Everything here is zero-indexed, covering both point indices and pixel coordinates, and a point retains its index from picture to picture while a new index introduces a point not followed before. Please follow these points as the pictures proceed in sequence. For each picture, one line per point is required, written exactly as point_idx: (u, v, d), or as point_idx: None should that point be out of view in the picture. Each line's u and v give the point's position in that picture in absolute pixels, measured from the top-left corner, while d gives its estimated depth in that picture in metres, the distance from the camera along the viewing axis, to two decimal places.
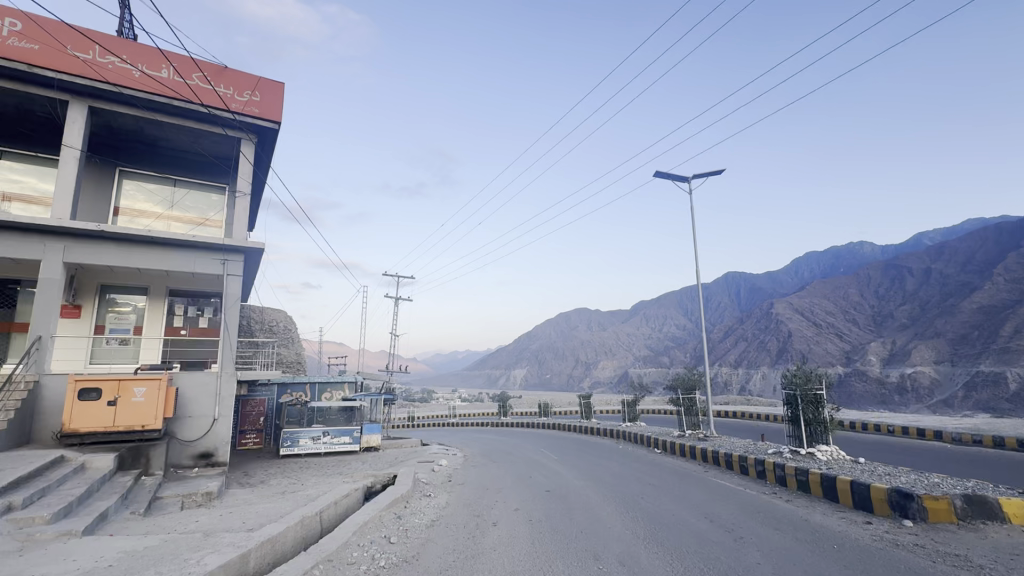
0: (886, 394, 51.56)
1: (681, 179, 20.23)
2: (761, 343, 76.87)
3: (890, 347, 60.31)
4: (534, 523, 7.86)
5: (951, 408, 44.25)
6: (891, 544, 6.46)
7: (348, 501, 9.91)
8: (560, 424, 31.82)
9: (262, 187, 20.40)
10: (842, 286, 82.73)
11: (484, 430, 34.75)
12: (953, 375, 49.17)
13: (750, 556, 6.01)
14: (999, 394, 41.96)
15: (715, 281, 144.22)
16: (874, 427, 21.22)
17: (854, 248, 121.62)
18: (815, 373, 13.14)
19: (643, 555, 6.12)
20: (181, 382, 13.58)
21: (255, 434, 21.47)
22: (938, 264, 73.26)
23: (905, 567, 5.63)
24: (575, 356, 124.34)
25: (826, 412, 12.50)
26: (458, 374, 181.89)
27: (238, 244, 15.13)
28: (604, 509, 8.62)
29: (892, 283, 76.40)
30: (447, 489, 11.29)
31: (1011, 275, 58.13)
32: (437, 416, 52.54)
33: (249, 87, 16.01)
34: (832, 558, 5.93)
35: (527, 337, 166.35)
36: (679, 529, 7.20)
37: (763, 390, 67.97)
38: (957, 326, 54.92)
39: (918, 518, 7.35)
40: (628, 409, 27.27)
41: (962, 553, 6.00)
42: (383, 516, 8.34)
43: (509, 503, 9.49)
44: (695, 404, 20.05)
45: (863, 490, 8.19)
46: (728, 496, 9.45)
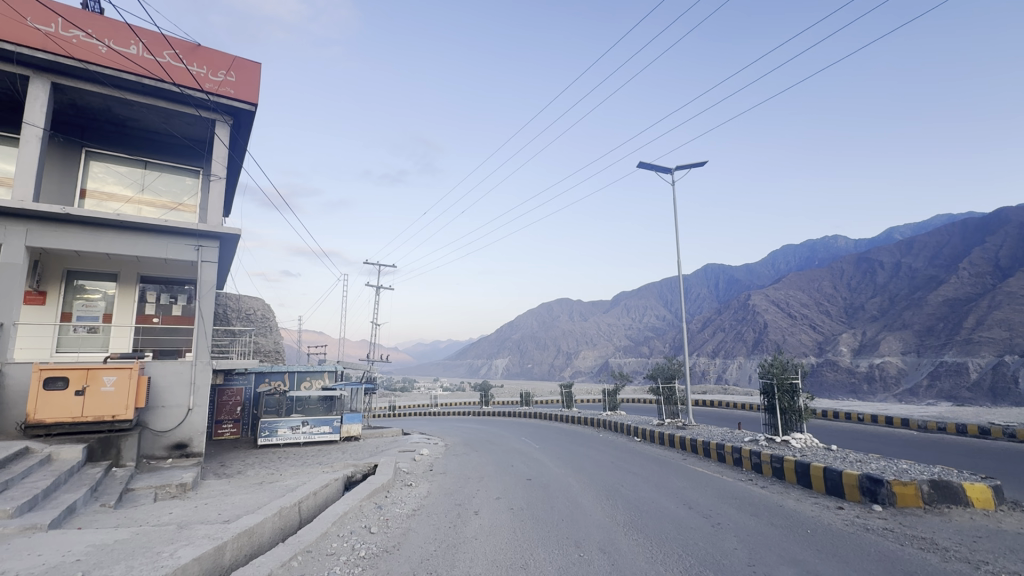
0: (856, 384, 53.24)
1: (664, 171, 20.25)
2: (737, 334, 78.47)
3: (860, 338, 62.24)
4: (515, 511, 7.88)
5: (916, 396, 46.03)
6: (861, 529, 6.64)
7: (328, 492, 9.77)
8: (541, 413, 31.96)
9: (238, 170, 19.82)
10: (816, 278, 84.75)
11: (466, 419, 34.76)
12: (919, 365, 51.00)
13: (728, 541, 6.13)
14: (961, 384, 43.91)
15: (695, 273, 146.37)
16: (845, 415, 21.86)
17: (829, 241, 124.44)
18: (791, 362, 13.42)
19: (623, 543, 6.18)
20: (154, 371, 13.21)
21: (232, 424, 21.07)
22: (908, 258, 75.52)
23: (874, 551, 5.81)
24: (556, 346, 125.14)
25: (801, 401, 12.82)
26: (440, 364, 181.97)
27: (214, 230, 14.65)
28: (584, 497, 8.67)
29: (864, 276, 78.58)
30: (428, 479, 11.21)
31: (975, 269, 60.30)
32: (419, 405, 52.38)
33: (224, 66, 15.44)
34: (805, 542, 6.09)
35: (509, 326, 166.66)
36: (658, 516, 7.31)
37: (739, 379, 69.66)
38: (923, 318, 56.93)
39: (887, 503, 7.60)
40: (609, 399, 27.49)
41: (929, 536, 6.23)
42: (364, 506, 8.27)
43: (490, 492, 9.47)
44: (674, 394, 20.25)
45: (835, 478, 8.44)
46: (707, 483, 9.64)
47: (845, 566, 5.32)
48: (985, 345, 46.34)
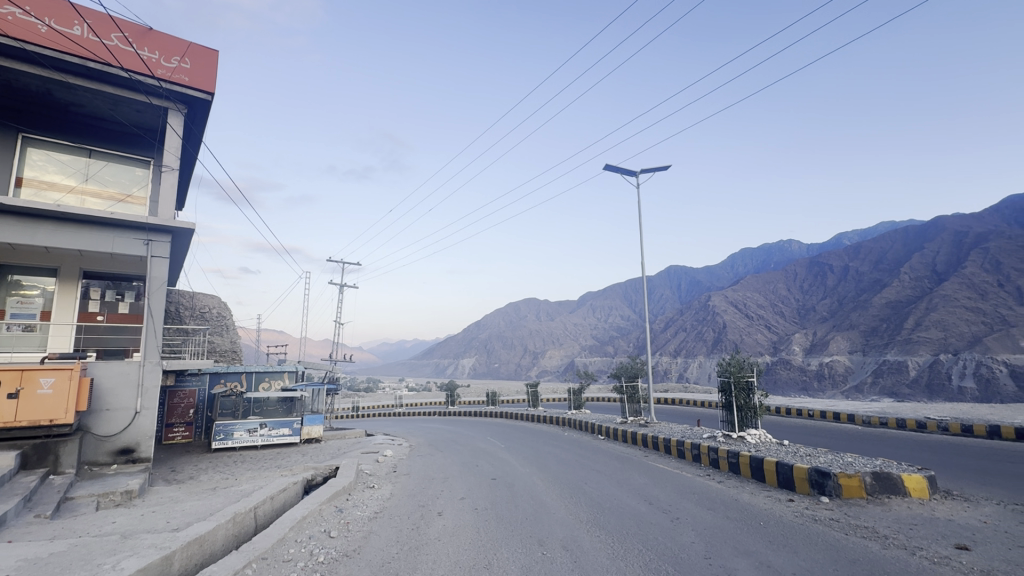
0: (807, 381, 55.87)
1: (629, 174, 20.63)
2: (698, 334, 80.87)
3: (812, 338, 65.32)
4: (479, 511, 7.86)
5: (862, 393, 48.70)
6: (810, 520, 6.97)
7: (285, 496, 9.46)
8: (507, 412, 32.01)
9: (193, 162, 18.96)
10: (772, 280, 88.31)
11: (432, 419, 34.50)
12: (864, 363, 53.90)
13: (686, 535, 6.32)
14: (902, 381, 46.81)
15: (658, 274, 149.91)
16: (796, 411, 22.89)
17: (784, 245, 129.84)
18: (747, 361, 13.95)
19: (585, 540, 6.26)
20: (97, 372, 12.47)
21: (184, 427, 20.15)
22: (855, 262, 79.75)
23: (821, 540, 6.11)
24: (523, 346, 125.56)
25: (755, 399, 13.38)
26: (406, 364, 179.66)
27: (165, 224, 13.93)
28: (548, 496, 8.74)
29: (816, 279, 82.51)
30: (392, 480, 11.04)
31: (915, 274, 64.29)
32: (383, 406, 51.56)
33: (178, 52, 14.73)
34: (759, 534, 6.33)
35: (476, 325, 166.12)
36: (620, 513, 7.45)
37: (699, 378, 71.80)
38: (868, 319, 60.24)
39: (833, 495, 7.99)
40: (574, 398, 27.87)
41: (870, 525, 6.60)
42: (324, 510, 8.05)
43: (454, 493, 9.43)
44: (637, 393, 20.69)
45: (787, 471, 8.82)
46: (667, 479, 9.91)
47: (793, 555, 5.57)
48: (923, 345, 49.46)
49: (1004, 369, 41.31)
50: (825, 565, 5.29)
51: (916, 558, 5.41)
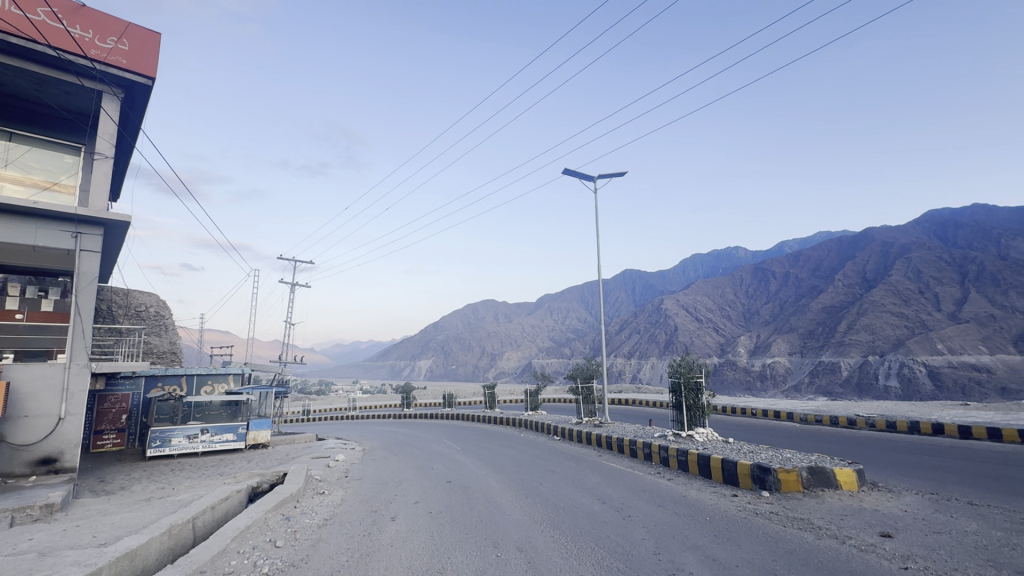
0: (751, 381, 58.83)
1: (587, 179, 21.00)
2: (651, 336, 83.45)
3: (756, 340, 68.82)
4: (433, 515, 7.76)
5: (800, 392, 51.74)
6: (752, 513, 7.31)
7: (228, 505, 8.99)
8: (464, 414, 31.86)
9: (129, 151, 17.75)
10: (720, 285, 92.31)
11: (386, 422, 33.86)
12: (802, 364, 57.26)
13: (637, 532, 6.49)
14: (835, 380, 50.13)
15: (614, 278, 153.53)
16: (741, 410, 24.02)
17: (731, 251, 136.09)
18: (696, 362, 14.48)
19: (540, 540, 6.30)
20: (14, 376, 11.44)
21: (115, 434, 18.87)
22: (795, 269, 84.69)
23: (764, 533, 6.40)
24: (481, 347, 125.26)
25: (703, 399, 13.92)
26: (360, 366, 175.15)
27: (98, 216, 12.95)
28: (503, 497, 8.74)
29: (760, 284, 86.96)
30: (343, 486, 10.70)
31: (847, 281, 69.01)
32: (336, 409, 50.07)
33: (114, 32, 13.75)
34: (706, 529, 6.58)
35: (433, 326, 164.35)
36: (573, 512, 7.55)
37: (651, 379, 74.07)
38: (806, 323, 64.11)
39: (774, 489, 8.43)
40: (531, 399, 28.07)
41: (806, 517, 7.01)
42: (270, 518, 7.72)
43: (408, 497, 9.25)
44: (592, 393, 21.08)
45: (731, 467, 9.22)
46: (619, 478, 10.15)
47: (736, 548, 5.83)
48: (854, 347, 53.11)
49: (923, 369, 45.13)
50: (766, 556, 5.55)
51: (846, 546, 5.80)
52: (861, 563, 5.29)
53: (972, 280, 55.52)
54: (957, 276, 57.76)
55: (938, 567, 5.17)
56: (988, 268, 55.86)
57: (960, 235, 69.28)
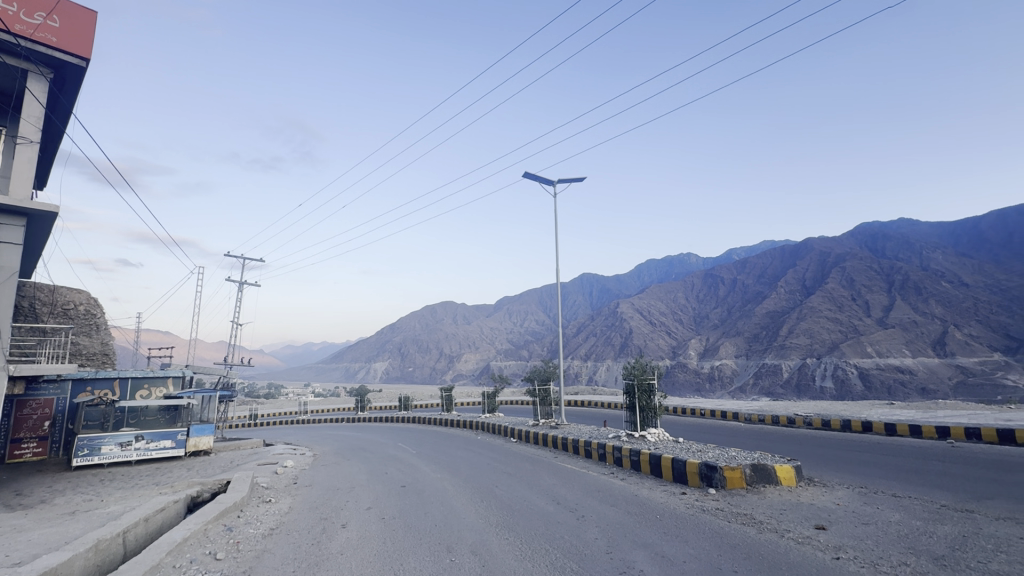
0: (700, 382, 61.14)
1: (547, 183, 21.21)
2: (606, 338, 85.20)
3: (705, 343, 71.56)
4: (386, 521, 7.59)
5: (745, 392, 54.28)
6: (699, 510, 7.60)
7: (163, 517, 8.44)
8: (420, 417, 31.37)
9: (57, 136, 16.37)
10: (672, 289, 95.45)
11: (339, 426, 32.84)
12: (747, 366, 60.10)
13: (590, 532, 6.57)
14: (777, 381, 53.01)
15: (572, 281, 155.86)
16: (690, 410, 24.88)
17: (683, 257, 141.06)
18: (649, 364, 14.90)
19: (494, 543, 6.28)
20: None
21: (36, 443, 17.49)
22: (742, 275, 88.89)
23: (710, 529, 6.64)
24: (438, 349, 123.91)
25: (655, 400, 14.30)
26: (313, 368, 169.21)
27: (20, 207, 11.90)
28: (458, 501, 8.67)
29: (710, 290, 90.62)
30: (290, 493, 10.28)
31: (789, 287, 73.08)
32: (285, 413, 48.05)
33: (43, 7, 12.76)
34: (655, 527, 6.77)
35: (390, 328, 161.14)
36: (528, 514, 7.56)
37: (607, 381, 75.68)
38: (751, 327, 67.40)
39: (720, 486, 8.78)
40: (487, 401, 28.01)
41: (749, 512, 7.35)
42: (210, 529, 7.30)
43: (360, 503, 9.00)
44: (549, 395, 21.28)
45: (681, 467, 9.54)
46: (574, 479, 10.27)
47: (685, 544, 6.02)
48: (794, 349, 56.25)
49: (854, 371, 48.43)
50: (712, 551, 5.77)
51: (785, 539, 6.12)
52: (799, 555, 5.58)
53: (897, 288, 60.07)
54: (885, 284, 62.31)
55: (867, 556, 5.52)
56: (912, 277, 60.59)
57: (888, 246, 74.80)
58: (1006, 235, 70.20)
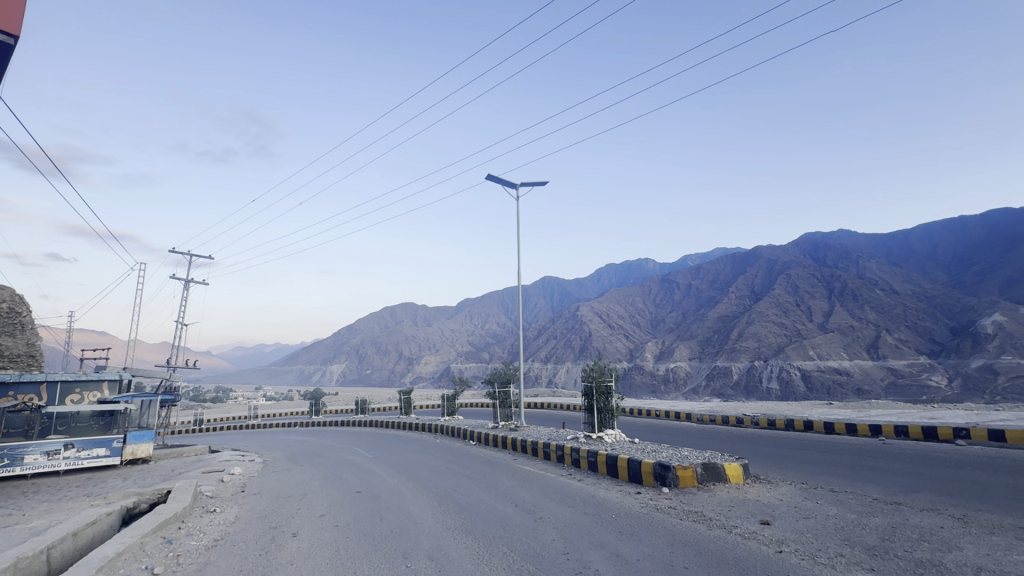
0: (656, 384, 62.83)
1: (510, 185, 21.27)
2: (566, 341, 86.14)
3: (661, 346, 73.62)
4: (340, 528, 7.38)
5: (698, 393, 56.26)
6: (653, 509, 7.80)
7: (95, 531, 7.86)
8: (378, 420, 30.73)
9: None
10: (630, 293, 97.73)
11: (291, 431, 31.66)
12: (700, 368, 62.29)
13: (547, 533, 6.62)
14: (728, 382, 55.25)
15: (533, 284, 156.94)
16: (646, 411, 25.52)
17: (641, 262, 144.86)
18: (607, 367, 15.22)
19: (451, 547, 6.22)
20: None
21: None
22: (696, 280, 92.17)
23: (663, 527, 6.83)
24: (398, 351, 121.74)
25: (613, 401, 14.61)
26: (265, 371, 162.42)
27: None
28: (415, 506, 8.52)
29: (666, 294, 93.46)
30: (238, 502, 9.81)
31: (739, 293, 76.35)
32: (233, 418, 45.84)
33: None
34: (611, 527, 6.87)
35: (347, 329, 156.94)
36: (486, 518, 7.53)
37: (566, 383, 76.54)
38: (704, 330, 69.99)
39: (672, 485, 9.04)
40: (447, 404, 27.78)
41: (699, 510, 7.61)
42: (147, 543, 6.87)
43: (312, 511, 8.69)
44: (509, 398, 21.33)
45: (636, 467, 9.77)
46: (533, 481, 10.32)
47: (639, 543, 6.17)
48: (744, 352, 58.79)
49: (798, 373, 51.14)
50: (664, 549, 5.92)
51: (732, 535, 6.38)
52: (746, 550, 5.81)
53: (837, 295, 63.94)
54: (826, 291, 66.18)
55: (807, 548, 5.82)
56: (849, 284, 64.65)
57: (829, 255, 79.47)
58: (932, 247, 76.18)
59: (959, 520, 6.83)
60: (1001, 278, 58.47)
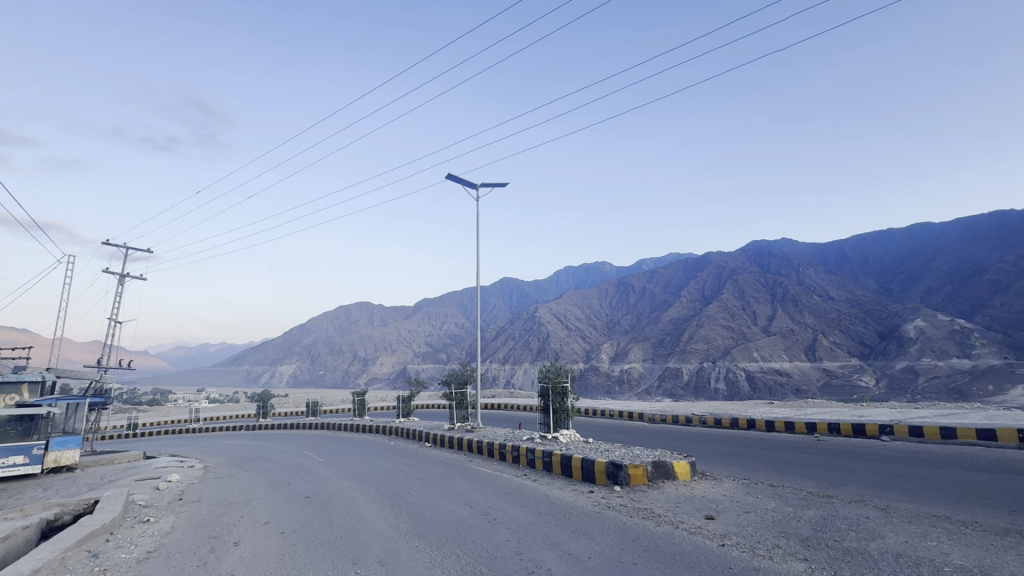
0: (611, 385, 64.28)
1: (471, 185, 21.10)
2: (524, 342, 86.61)
3: (616, 347, 75.33)
4: (287, 535, 7.12)
5: (651, 393, 58.05)
6: (605, 507, 7.97)
7: (8, 547, 7.19)
8: (330, 423, 29.84)
9: None
10: (588, 296, 99.46)
11: (236, 434, 30.19)
12: (652, 369, 64.20)
13: (500, 534, 6.64)
14: (679, 382, 57.30)
15: (492, 284, 156.85)
16: (600, 411, 26.02)
17: (598, 265, 147.69)
18: (563, 367, 15.42)
19: (403, 551, 6.13)
20: None
21: None
22: (650, 284, 94.98)
23: (614, 525, 6.99)
24: (352, 352, 118.60)
25: (568, 402, 14.80)
26: (209, 372, 154.05)
27: None
28: (367, 509, 8.34)
29: (621, 297, 95.76)
30: (175, 511, 9.26)
31: (690, 296, 79.32)
32: (172, 421, 43.23)
33: None
34: (564, 526, 6.97)
35: (298, 328, 151.34)
36: (440, 520, 7.47)
37: (523, 384, 77.00)
38: (657, 333, 72.22)
39: (624, 483, 9.28)
40: (402, 406, 27.35)
41: (649, 506, 7.85)
42: (69, 557, 6.36)
43: (256, 518, 8.33)
44: (466, 399, 21.22)
45: (589, 466, 9.95)
46: (487, 482, 10.31)
47: (590, 540, 6.31)
48: (694, 354, 61.12)
49: (743, 373, 53.73)
50: (615, 546, 6.07)
51: (678, 529, 6.63)
52: (692, 544, 6.05)
53: (779, 300, 67.59)
54: (769, 296, 69.86)
55: (747, 541, 6.12)
56: (791, 290, 68.48)
57: (772, 262, 83.83)
58: (863, 257, 81.86)
59: (882, 510, 7.38)
60: (922, 286, 63.59)
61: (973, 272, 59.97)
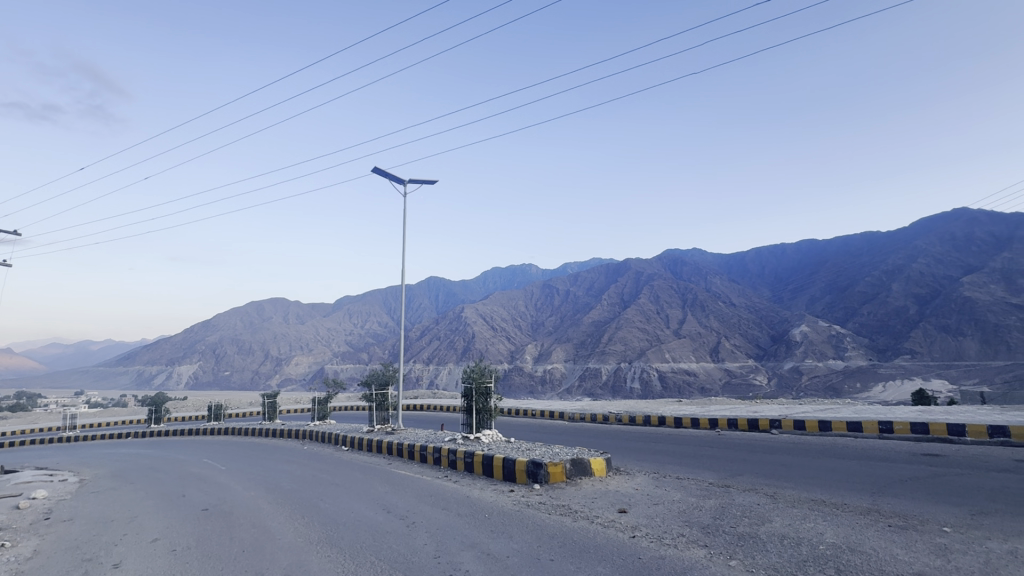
0: (534, 385, 65.63)
1: (398, 181, 20.42)
2: (449, 343, 85.85)
3: (539, 347, 76.95)
4: (179, 552, 6.47)
5: (571, 393, 60.10)
6: (524, 505, 8.10)
7: None
8: (235, 427, 27.57)
9: None
10: (514, 297, 100.65)
11: (121, 443, 26.98)
12: (574, 369, 66.38)
13: (418, 537, 6.52)
14: (597, 382, 59.90)
15: (418, 283, 153.69)
16: (522, 412, 26.35)
17: (524, 268, 150.06)
18: (487, 367, 15.41)
19: (313, 562, 5.80)
20: None
21: None
22: (573, 287, 98.33)
23: (531, 523, 7.07)
24: (264, 351, 110.94)
25: (491, 401, 14.84)
26: (90, 374, 136.41)
27: None
28: (275, 519, 7.79)
29: (546, 299, 98.09)
30: (41, 532, 8.08)
31: (610, 300, 83.12)
32: (40, 430, 37.57)
33: None
34: (484, 526, 6.94)
35: (201, 325, 138.52)
36: (355, 527, 7.16)
37: (447, 384, 76.68)
38: (579, 334, 74.88)
39: (543, 481, 9.47)
40: (317, 408, 25.95)
41: (567, 503, 8.04)
42: None
43: (141, 536, 7.47)
44: (387, 400, 20.55)
45: (510, 465, 10.03)
46: (406, 485, 10.02)
47: (509, 539, 6.36)
48: (612, 354, 64.02)
49: (656, 373, 57.27)
50: (533, 543, 6.17)
51: (593, 523, 6.89)
52: (604, 537, 6.31)
53: (689, 305, 72.87)
54: (680, 300, 75.06)
55: (655, 531, 6.49)
56: (699, 296, 74.07)
57: (684, 270, 90.13)
58: (760, 268, 90.54)
59: (771, 497, 8.16)
60: (808, 296, 71.61)
61: (847, 284, 68.52)
